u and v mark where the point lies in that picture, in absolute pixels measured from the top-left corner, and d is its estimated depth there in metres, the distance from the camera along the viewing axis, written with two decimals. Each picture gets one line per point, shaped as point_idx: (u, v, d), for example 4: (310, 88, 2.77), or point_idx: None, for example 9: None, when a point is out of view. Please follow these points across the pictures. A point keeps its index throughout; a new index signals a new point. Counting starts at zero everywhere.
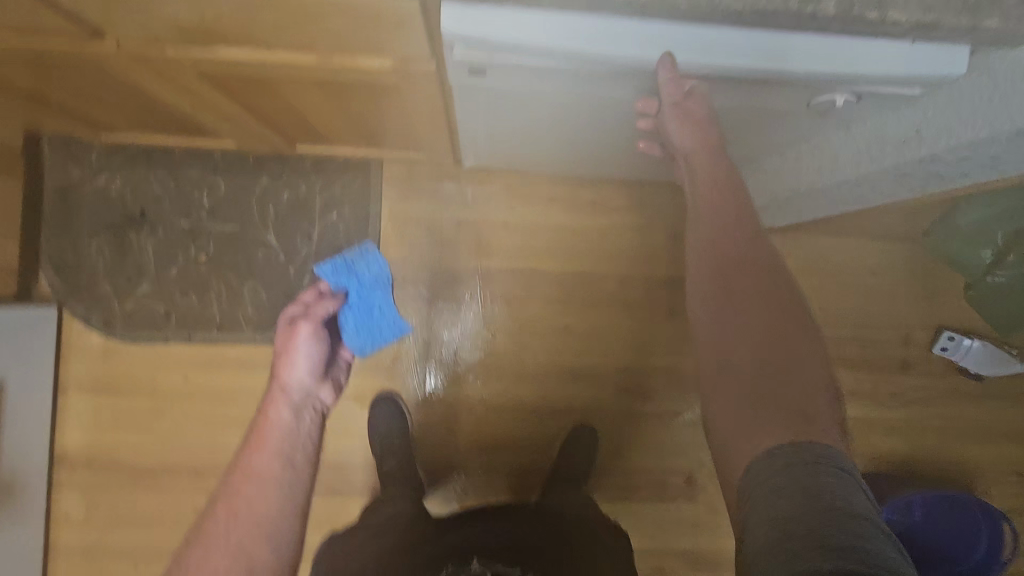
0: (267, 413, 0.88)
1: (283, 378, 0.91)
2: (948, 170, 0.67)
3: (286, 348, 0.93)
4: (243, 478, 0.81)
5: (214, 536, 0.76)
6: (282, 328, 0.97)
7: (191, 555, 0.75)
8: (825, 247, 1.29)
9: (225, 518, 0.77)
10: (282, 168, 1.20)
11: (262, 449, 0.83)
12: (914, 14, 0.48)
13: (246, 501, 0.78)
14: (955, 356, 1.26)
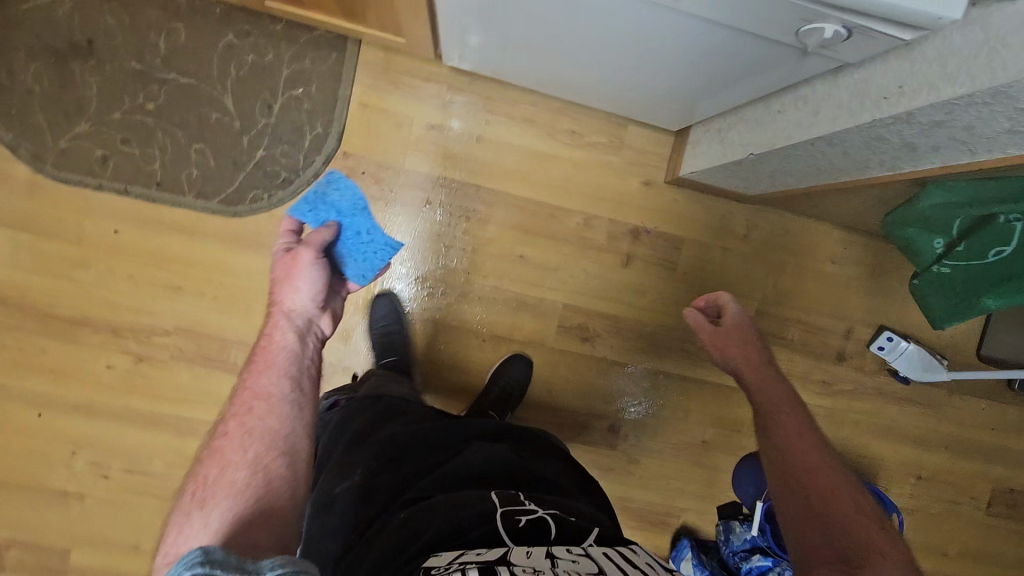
0: (266, 336, 0.68)
1: (283, 302, 0.70)
2: (925, 139, 0.65)
3: (281, 271, 0.71)
4: (249, 397, 0.62)
5: (225, 451, 0.58)
6: (275, 254, 0.73)
7: (193, 478, 0.56)
8: (793, 225, 1.27)
9: (230, 439, 0.59)
10: (251, 28, 1.12)
11: (266, 367, 0.65)
12: None
13: (257, 417, 0.60)
14: (890, 356, 1.28)
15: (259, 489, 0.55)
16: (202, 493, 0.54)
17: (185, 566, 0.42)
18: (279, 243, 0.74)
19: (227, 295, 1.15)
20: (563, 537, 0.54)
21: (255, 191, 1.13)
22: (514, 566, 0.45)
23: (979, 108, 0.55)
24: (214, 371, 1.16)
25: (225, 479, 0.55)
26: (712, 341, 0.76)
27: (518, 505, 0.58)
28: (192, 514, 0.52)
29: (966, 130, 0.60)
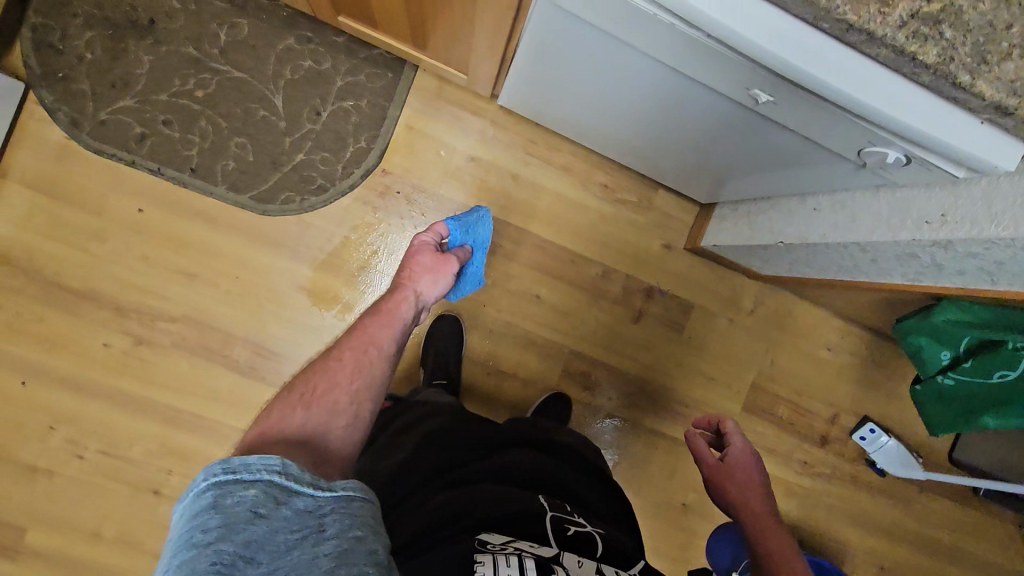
0: (400, 301, 0.76)
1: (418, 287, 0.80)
2: (954, 264, 0.70)
3: (425, 263, 0.83)
4: (367, 338, 0.68)
5: (336, 372, 0.62)
6: (424, 245, 0.86)
7: (302, 380, 0.61)
8: (797, 308, 1.33)
9: (343, 364, 0.64)
10: (313, 34, 1.13)
11: (389, 324, 0.72)
12: (998, 91, 0.48)
13: (369, 359, 0.66)
14: (870, 448, 1.33)
15: (348, 423, 0.59)
16: (309, 398, 0.59)
17: (266, 470, 0.42)
18: (428, 240, 0.87)
19: (240, 290, 1.14)
20: (611, 559, 0.59)
21: (288, 192, 1.14)
22: (565, 568, 0.51)
23: (1015, 249, 0.59)
24: (214, 364, 1.14)
25: (328, 396, 0.60)
26: (710, 473, 0.80)
27: (567, 517, 0.63)
28: (293, 412, 0.57)
29: (996, 264, 0.65)
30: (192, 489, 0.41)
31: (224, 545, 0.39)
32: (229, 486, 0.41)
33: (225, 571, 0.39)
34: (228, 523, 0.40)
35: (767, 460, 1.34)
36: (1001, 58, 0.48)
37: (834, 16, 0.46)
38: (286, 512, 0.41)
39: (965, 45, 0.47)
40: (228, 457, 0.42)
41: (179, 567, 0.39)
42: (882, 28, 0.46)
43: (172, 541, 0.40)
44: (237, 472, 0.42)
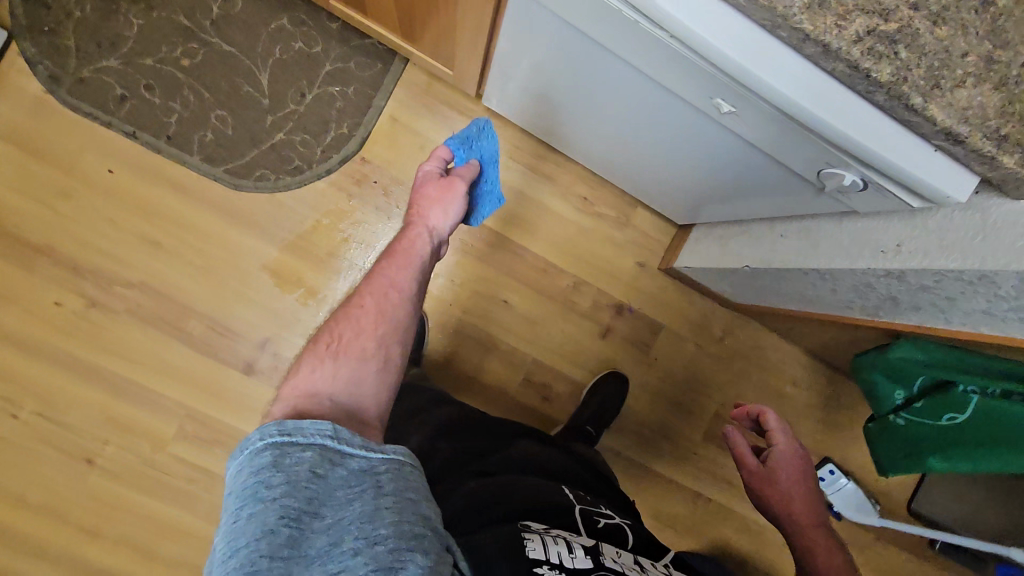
0: (413, 239, 0.74)
1: (426, 222, 0.76)
2: (908, 298, 0.69)
3: (431, 192, 0.78)
4: (385, 284, 0.68)
5: (360, 320, 0.63)
6: (430, 174, 0.80)
7: (328, 331, 0.62)
8: (765, 340, 1.32)
9: (365, 311, 0.64)
10: (308, 17, 1.13)
11: (405, 265, 0.71)
12: (949, 117, 0.48)
13: (391, 304, 0.66)
14: (828, 489, 1.30)
15: (375, 371, 0.61)
16: (336, 348, 0.60)
17: (318, 433, 0.46)
18: (433, 170, 0.81)
19: (204, 263, 1.12)
20: (640, 549, 0.69)
21: (263, 170, 1.13)
22: (609, 557, 0.60)
23: (963, 285, 0.59)
24: (167, 336, 1.12)
25: (355, 344, 0.61)
26: (751, 471, 0.83)
27: (595, 510, 0.71)
28: (321, 364, 0.58)
29: (946, 300, 0.64)
30: (251, 449, 0.44)
31: (288, 499, 0.43)
32: (289, 447, 0.44)
33: (293, 522, 0.42)
34: (291, 481, 0.43)
35: (723, 491, 1.32)
36: (954, 85, 0.48)
37: (791, 25, 0.46)
38: (342, 470, 0.45)
39: (919, 67, 0.47)
40: (283, 420, 0.46)
41: (248, 518, 0.42)
42: (837, 41, 0.46)
43: (236, 495, 0.44)
44: (294, 435, 0.45)
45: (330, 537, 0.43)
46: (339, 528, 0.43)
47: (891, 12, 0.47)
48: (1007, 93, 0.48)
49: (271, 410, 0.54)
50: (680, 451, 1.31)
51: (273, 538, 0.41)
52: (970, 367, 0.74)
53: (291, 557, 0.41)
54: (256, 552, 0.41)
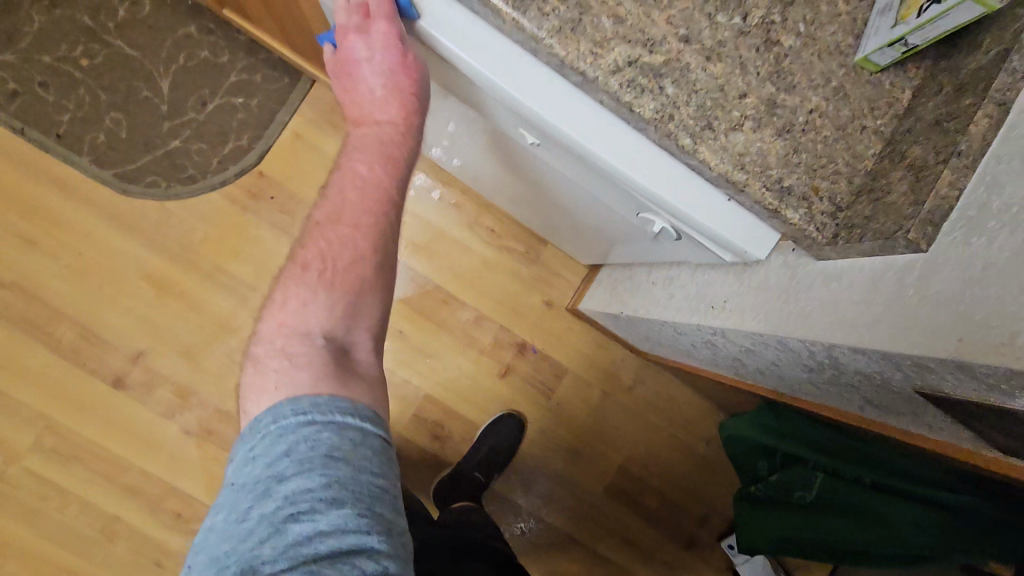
0: (387, 138, 0.51)
1: (397, 119, 0.51)
2: (748, 361, 0.62)
3: (395, 77, 0.49)
4: (371, 192, 0.51)
5: (354, 241, 0.50)
6: (388, 43, 0.47)
7: (313, 250, 0.50)
8: (679, 392, 1.24)
9: (359, 232, 0.50)
10: (216, 28, 1.11)
11: (386, 166, 0.51)
12: (723, 163, 0.43)
13: (389, 216, 0.52)
14: (737, 559, 1.21)
15: (374, 297, 0.51)
16: (330, 278, 0.49)
17: (339, 409, 0.43)
18: (389, 32, 0.46)
19: (80, 267, 1.08)
20: None
21: (154, 176, 1.10)
22: None
23: (776, 353, 0.53)
24: (33, 340, 1.07)
25: (350, 272, 0.49)
26: None
27: None
28: (312, 297, 0.49)
29: (775, 367, 0.58)
30: (267, 433, 0.42)
31: (300, 487, 0.39)
32: (305, 429, 0.41)
33: (301, 516, 0.38)
34: (310, 466, 0.40)
35: (624, 551, 1.23)
36: (729, 128, 0.43)
37: (545, 50, 0.42)
38: (359, 455, 0.42)
39: (689, 105, 0.43)
40: (296, 398, 0.43)
41: (262, 510, 0.39)
42: (592, 70, 0.42)
43: (245, 487, 0.40)
44: (310, 414, 0.42)
45: (337, 533, 0.38)
46: (354, 521, 0.39)
47: (656, 43, 0.42)
48: (791, 140, 0.44)
49: (258, 352, 0.48)
50: (579, 506, 1.22)
51: (283, 533, 0.38)
52: (813, 441, 0.88)
53: (299, 556, 0.37)
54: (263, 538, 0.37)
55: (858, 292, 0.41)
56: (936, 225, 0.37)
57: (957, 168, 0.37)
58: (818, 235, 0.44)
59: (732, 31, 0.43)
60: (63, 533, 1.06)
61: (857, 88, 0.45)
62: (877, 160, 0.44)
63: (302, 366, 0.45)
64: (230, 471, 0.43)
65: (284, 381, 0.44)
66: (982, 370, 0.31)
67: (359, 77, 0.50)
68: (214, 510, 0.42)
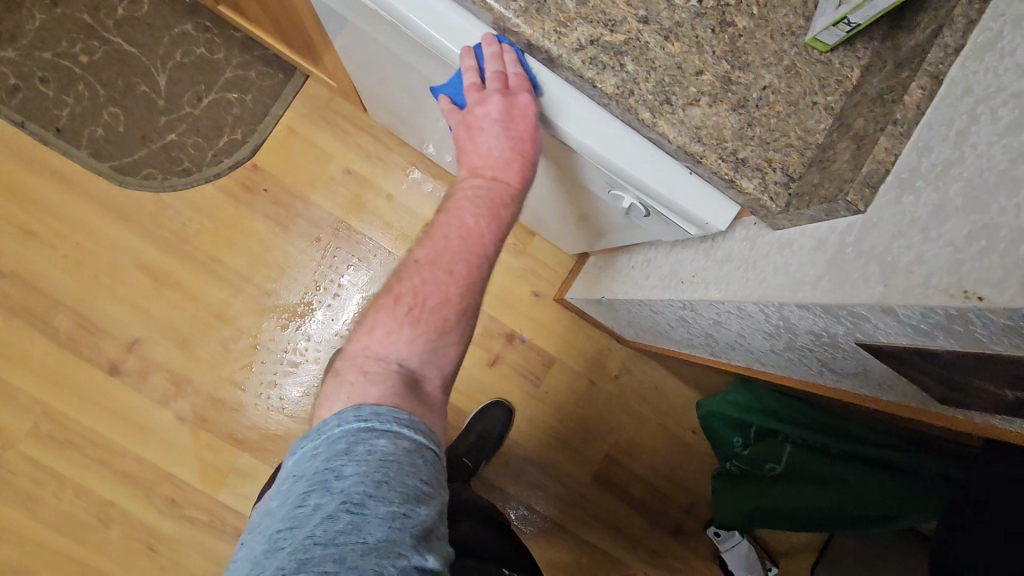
0: (498, 196, 0.54)
1: (511, 180, 0.54)
2: (718, 335, 0.65)
3: (519, 143, 0.51)
4: (470, 243, 0.53)
5: (446, 286, 0.52)
6: (523, 114, 0.50)
7: (408, 285, 0.52)
8: (665, 382, 1.27)
9: (453, 278, 0.52)
10: (212, 25, 1.14)
11: (490, 221, 0.54)
12: (681, 135, 0.46)
13: (481, 268, 0.54)
14: (723, 546, 1.20)
15: (455, 337, 0.53)
16: (418, 315, 0.51)
17: (396, 420, 0.45)
18: (529, 106, 0.49)
19: (78, 257, 1.10)
20: None
21: (150, 168, 1.12)
22: None
23: (739, 321, 0.55)
24: (32, 329, 1.09)
25: (436, 313, 0.52)
26: None
27: None
28: (398, 330, 0.51)
29: (740, 338, 0.60)
30: (330, 436, 0.44)
31: (355, 482, 0.41)
32: (364, 434, 0.44)
33: (354, 508, 0.40)
34: (365, 467, 0.42)
35: (611, 538, 1.25)
36: (687, 103, 0.46)
37: (512, 29, 0.45)
38: (410, 458, 0.44)
39: (648, 81, 0.46)
40: (361, 406, 0.45)
41: (319, 502, 0.41)
42: (556, 47, 0.45)
43: (304, 479, 0.43)
44: (371, 422, 0.45)
45: (385, 527, 0.40)
46: (399, 520, 0.41)
47: (617, 23, 0.45)
48: (745, 115, 0.47)
49: (340, 366, 0.50)
50: (567, 493, 1.24)
51: (335, 522, 0.40)
52: (790, 419, 0.94)
53: (349, 544, 0.39)
54: (316, 528, 0.40)
55: (807, 255, 0.43)
56: (873, 188, 0.39)
57: (894, 135, 0.40)
58: (772, 204, 0.46)
59: (688, 13, 0.46)
60: (58, 518, 1.08)
61: (808, 67, 0.47)
62: (828, 134, 0.47)
63: (373, 383, 0.47)
64: (289, 465, 0.46)
65: (356, 393, 0.46)
66: (904, 313, 0.33)
67: (479, 138, 0.53)
68: (272, 497, 0.45)
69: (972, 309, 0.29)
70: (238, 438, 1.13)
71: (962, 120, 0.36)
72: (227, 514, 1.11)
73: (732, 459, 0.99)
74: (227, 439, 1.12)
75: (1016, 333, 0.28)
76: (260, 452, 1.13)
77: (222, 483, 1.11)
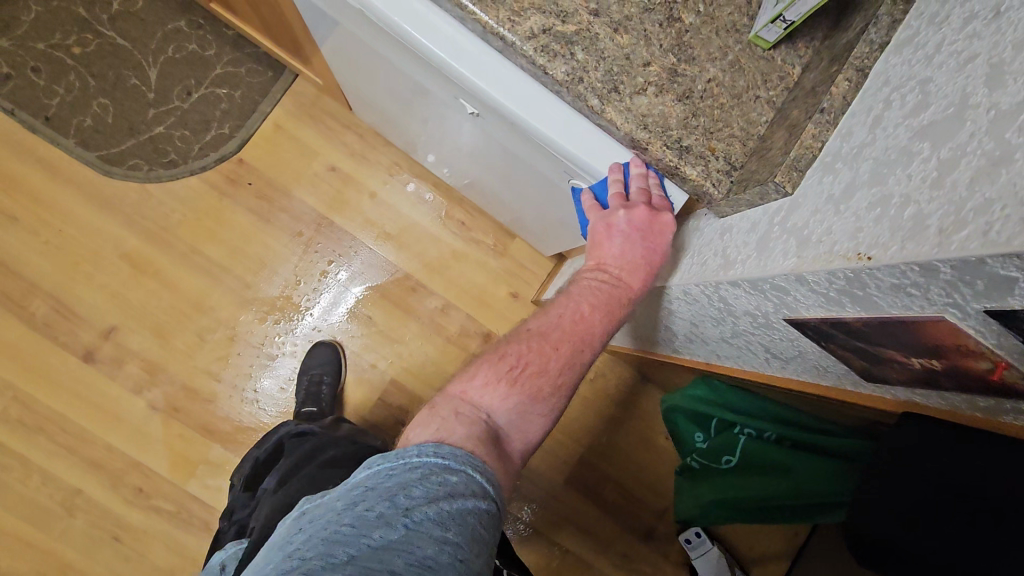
0: (618, 295, 0.55)
1: (633, 285, 0.56)
2: (676, 326, 0.66)
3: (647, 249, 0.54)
4: (580, 328, 0.54)
5: (549, 355, 0.53)
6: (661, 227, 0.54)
7: (516, 347, 0.53)
8: (641, 386, 1.28)
9: (557, 353, 0.53)
10: (204, 22, 1.17)
11: (605, 314, 0.55)
12: (628, 122, 0.48)
13: (585, 356, 0.54)
14: (693, 553, 1.19)
15: (545, 409, 0.53)
16: (517, 375, 0.52)
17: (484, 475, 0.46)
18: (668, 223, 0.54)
19: (59, 244, 1.12)
20: None
21: (137, 159, 1.14)
22: None
23: (690, 307, 0.57)
24: (9, 313, 1.10)
25: (535, 380, 0.52)
26: None
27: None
28: (496, 384, 0.51)
29: (694, 326, 0.62)
30: (406, 460, 0.44)
31: (422, 505, 0.42)
32: (439, 468, 0.44)
33: (411, 526, 0.41)
34: (433, 496, 0.42)
35: (583, 542, 1.25)
36: (634, 92, 0.48)
37: (469, 15, 0.47)
38: (475, 501, 0.44)
39: (597, 70, 0.48)
40: (442, 443, 0.46)
41: (381, 512, 0.41)
42: (511, 35, 0.47)
43: (371, 490, 0.43)
44: (447, 459, 0.45)
45: (437, 552, 0.40)
46: (451, 552, 0.41)
47: (568, 15, 0.48)
48: (690, 105, 0.49)
49: (440, 401, 0.52)
50: (540, 494, 1.24)
51: (393, 534, 0.40)
52: (750, 412, 0.94)
53: (401, 558, 0.39)
54: (373, 534, 0.40)
55: (741, 237, 0.45)
56: (800, 171, 0.42)
57: (820, 123, 0.42)
58: (714, 190, 0.49)
59: (638, 8, 0.49)
60: (25, 504, 1.08)
61: (751, 62, 0.50)
62: (768, 126, 0.49)
63: (464, 422, 0.49)
64: (357, 471, 0.45)
65: (444, 429, 0.47)
66: (814, 280, 0.35)
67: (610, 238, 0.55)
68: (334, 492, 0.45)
69: (863, 268, 0.30)
70: (211, 428, 1.13)
71: (880, 105, 0.37)
72: (195, 506, 1.11)
73: (695, 455, 1.01)
74: (200, 428, 1.13)
75: (902, 291, 0.30)
76: (232, 443, 1.13)
77: (191, 474, 1.11)
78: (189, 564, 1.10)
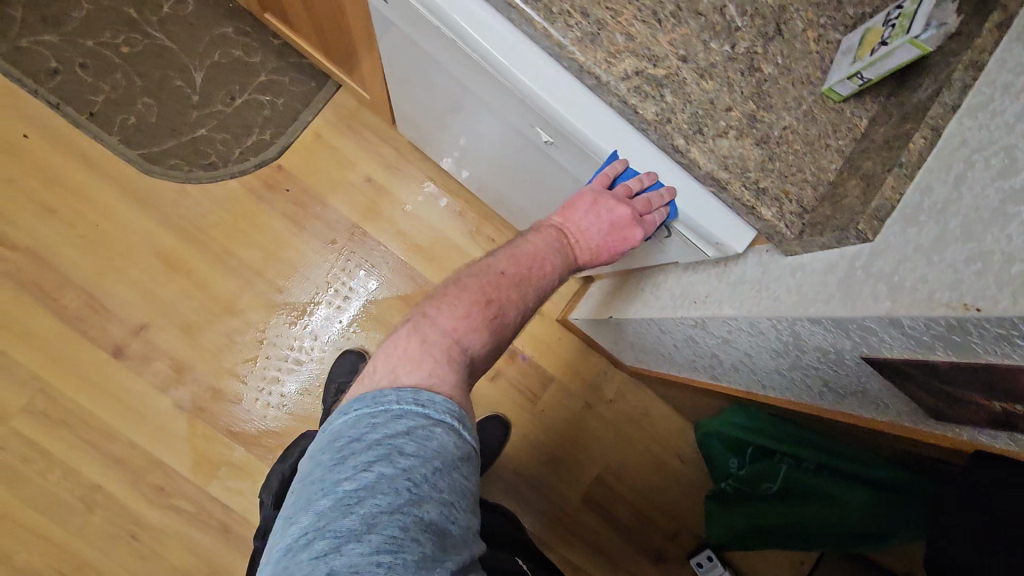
0: (562, 260, 0.60)
1: (578, 258, 0.61)
2: (723, 354, 0.69)
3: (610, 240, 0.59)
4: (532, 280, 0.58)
5: (515, 305, 0.55)
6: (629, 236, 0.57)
7: (496, 290, 0.54)
8: (657, 409, 1.30)
9: (518, 304, 0.56)
10: (251, 30, 1.19)
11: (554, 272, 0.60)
12: (711, 162, 0.51)
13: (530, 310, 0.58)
14: None
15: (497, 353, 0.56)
16: (495, 321, 0.54)
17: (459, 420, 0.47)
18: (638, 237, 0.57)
19: (95, 238, 1.13)
20: None
21: (178, 159, 1.16)
22: None
23: (748, 336, 0.59)
24: (39, 304, 1.10)
25: (498, 327, 0.54)
26: None
27: None
28: (481, 330, 0.53)
29: (745, 355, 0.64)
30: (389, 414, 0.45)
31: (416, 465, 0.43)
32: (422, 421, 0.45)
33: (415, 488, 0.42)
34: (424, 452, 0.43)
35: (595, 561, 1.25)
36: (716, 134, 0.52)
37: (567, 54, 0.50)
38: (460, 450, 0.46)
39: (684, 112, 0.51)
40: (419, 390, 0.46)
41: (380, 475, 0.42)
42: (606, 74, 0.50)
43: (362, 449, 0.44)
44: (426, 409, 0.46)
45: (437, 506, 0.43)
46: (447, 501, 0.43)
47: (660, 59, 0.52)
48: (767, 150, 0.52)
49: (430, 331, 0.51)
50: (554, 511, 1.26)
51: (396, 496, 0.41)
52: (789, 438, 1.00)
53: (410, 518, 0.41)
54: (380, 500, 0.41)
55: (817, 277, 0.48)
56: (880, 221, 0.43)
57: (898, 176, 0.43)
58: (787, 231, 0.51)
59: (722, 56, 0.53)
60: (44, 498, 1.07)
61: (823, 114, 0.53)
62: (837, 173, 0.52)
63: (448, 365, 0.49)
64: (340, 428, 0.46)
65: (431, 373, 0.48)
66: (910, 324, 0.39)
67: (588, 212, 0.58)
68: (323, 453, 0.45)
69: (970, 316, 0.34)
70: (235, 430, 1.13)
71: (960, 166, 0.39)
72: (214, 507, 1.10)
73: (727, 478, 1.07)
74: (224, 430, 1.13)
75: (1006, 340, 0.33)
76: (255, 445, 1.13)
77: (212, 475, 1.11)
78: (204, 566, 1.09)
